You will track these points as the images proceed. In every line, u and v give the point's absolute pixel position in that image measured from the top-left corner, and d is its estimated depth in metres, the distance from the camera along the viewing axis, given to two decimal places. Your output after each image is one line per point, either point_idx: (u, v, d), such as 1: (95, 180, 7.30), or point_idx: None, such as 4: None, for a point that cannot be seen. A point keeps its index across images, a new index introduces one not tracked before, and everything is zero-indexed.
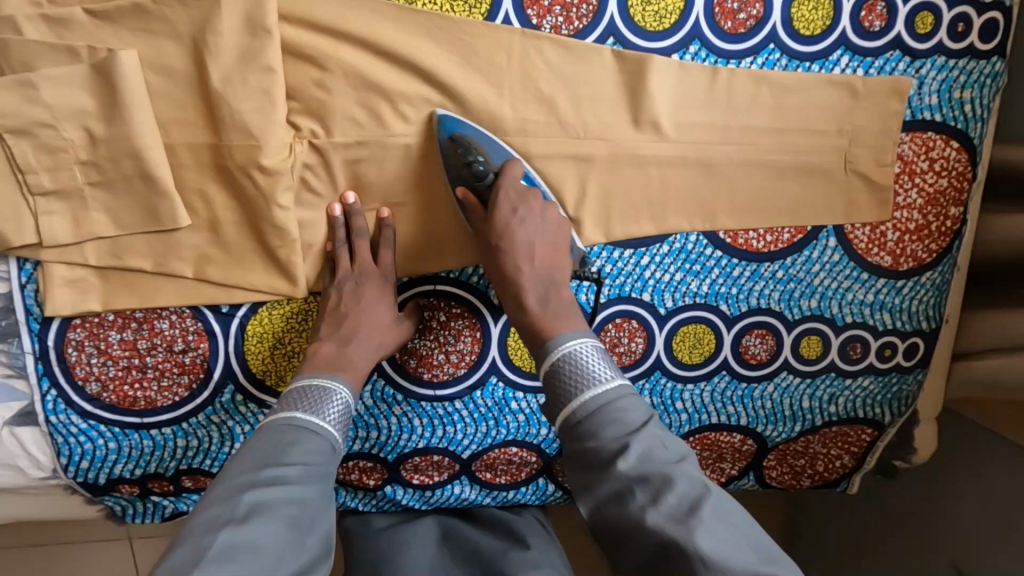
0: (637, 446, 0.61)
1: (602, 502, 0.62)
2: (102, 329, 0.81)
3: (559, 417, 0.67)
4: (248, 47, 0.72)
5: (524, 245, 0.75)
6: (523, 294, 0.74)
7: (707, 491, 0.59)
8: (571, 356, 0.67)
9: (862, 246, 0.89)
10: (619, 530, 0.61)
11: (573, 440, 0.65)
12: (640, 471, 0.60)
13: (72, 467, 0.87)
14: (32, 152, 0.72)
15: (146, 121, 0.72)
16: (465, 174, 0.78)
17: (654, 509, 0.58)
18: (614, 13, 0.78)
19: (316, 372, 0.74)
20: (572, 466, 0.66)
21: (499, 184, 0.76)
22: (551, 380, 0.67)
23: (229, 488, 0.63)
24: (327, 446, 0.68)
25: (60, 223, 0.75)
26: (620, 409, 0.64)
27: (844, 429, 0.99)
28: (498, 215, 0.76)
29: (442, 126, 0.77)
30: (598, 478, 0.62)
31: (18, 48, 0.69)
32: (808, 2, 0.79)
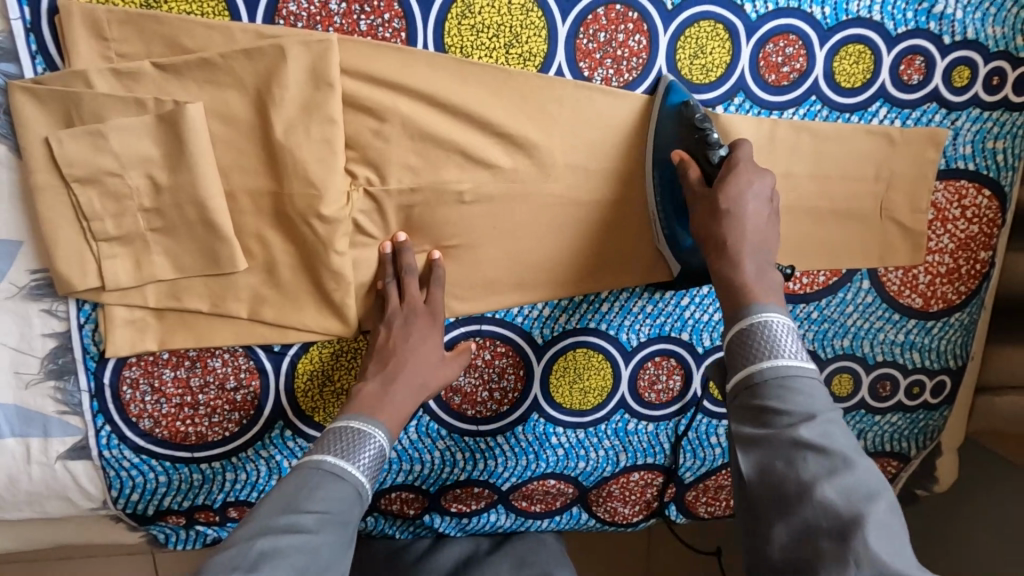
0: (826, 423, 0.59)
1: (766, 461, 0.59)
2: (157, 366, 0.83)
3: (740, 370, 0.63)
4: (311, 100, 0.73)
5: (755, 219, 0.70)
6: (742, 258, 0.68)
7: (886, 489, 0.57)
8: (780, 325, 0.63)
9: (895, 288, 0.92)
10: (776, 496, 0.58)
11: (750, 396, 0.62)
12: (823, 444, 0.57)
13: (123, 499, 0.89)
14: (98, 200, 0.74)
15: (210, 170, 0.74)
16: (693, 141, 0.75)
17: (831, 485, 0.56)
18: (662, 67, 0.79)
19: (354, 415, 0.74)
20: (737, 419, 0.62)
21: (727, 160, 0.72)
22: (744, 335, 0.64)
23: (244, 531, 0.63)
24: (350, 493, 0.68)
25: (121, 267, 0.77)
26: (813, 388, 0.61)
27: (870, 462, 1.02)
28: (731, 179, 0.70)
29: (670, 93, 0.79)
30: (771, 438, 0.59)
31: (89, 100, 0.70)
32: (850, 56, 0.81)
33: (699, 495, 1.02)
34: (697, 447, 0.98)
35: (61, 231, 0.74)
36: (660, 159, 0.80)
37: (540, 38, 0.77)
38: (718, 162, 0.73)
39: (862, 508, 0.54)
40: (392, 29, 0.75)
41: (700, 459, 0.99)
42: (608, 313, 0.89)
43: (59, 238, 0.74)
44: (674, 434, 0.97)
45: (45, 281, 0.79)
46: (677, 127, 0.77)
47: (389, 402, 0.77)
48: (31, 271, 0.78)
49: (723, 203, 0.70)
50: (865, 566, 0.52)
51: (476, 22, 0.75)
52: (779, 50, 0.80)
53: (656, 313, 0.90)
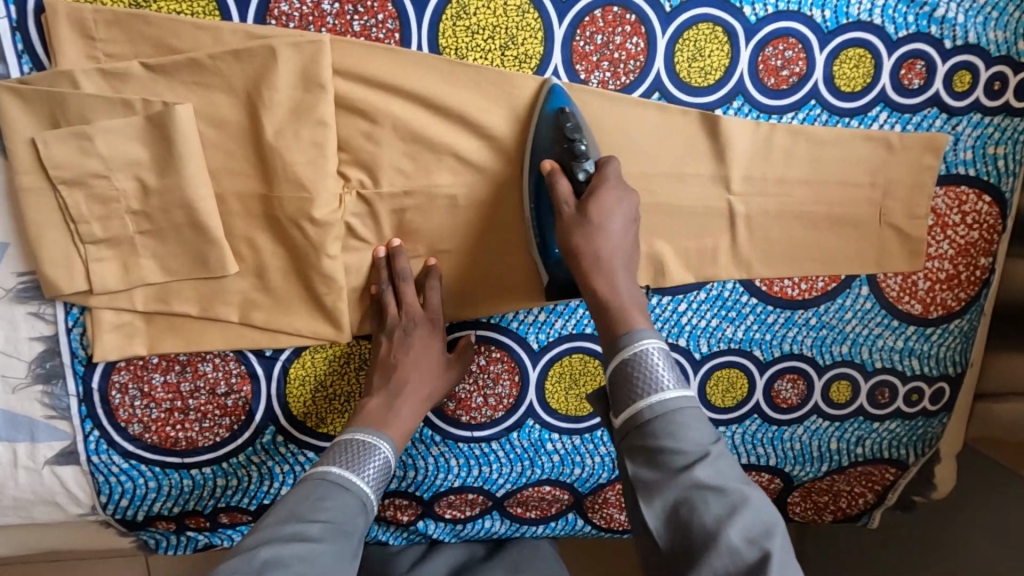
0: (717, 458, 0.58)
1: (668, 508, 0.57)
2: (146, 371, 0.82)
3: (630, 409, 0.62)
4: (303, 102, 0.72)
5: (622, 238, 0.71)
6: (615, 279, 0.69)
7: (778, 519, 0.57)
8: (660, 354, 0.62)
9: (893, 294, 0.91)
10: (682, 543, 0.56)
11: (643, 436, 0.60)
12: (718, 482, 0.57)
13: (112, 504, 0.88)
14: (85, 203, 0.72)
15: (199, 172, 0.73)
16: (563, 151, 0.74)
17: (732, 526, 0.54)
18: (660, 70, 0.78)
19: (360, 427, 0.75)
20: (633, 463, 0.60)
21: (594, 175, 0.73)
22: (630, 372, 0.62)
23: (248, 541, 0.64)
24: (355, 503, 0.69)
25: (109, 270, 0.75)
26: (699, 419, 0.61)
27: (868, 468, 1.01)
28: (601, 195, 0.71)
29: (551, 98, 0.76)
30: (669, 481, 0.57)
31: (75, 101, 0.69)
32: (850, 60, 0.80)
33: None
34: None
35: (48, 234, 0.73)
36: (534, 166, 0.77)
37: (535, 40, 0.76)
38: (585, 179, 0.73)
39: (763, 546, 0.54)
40: (386, 30, 0.73)
41: None
42: None
43: (46, 240, 0.73)
44: None
45: (32, 284, 0.78)
46: (550, 132, 0.75)
47: (396, 416, 0.77)
48: (18, 274, 0.77)
49: (592, 218, 0.70)
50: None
51: (471, 24, 0.74)
52: (778, 54, 0.79)
53: (653, 319, 0.88)
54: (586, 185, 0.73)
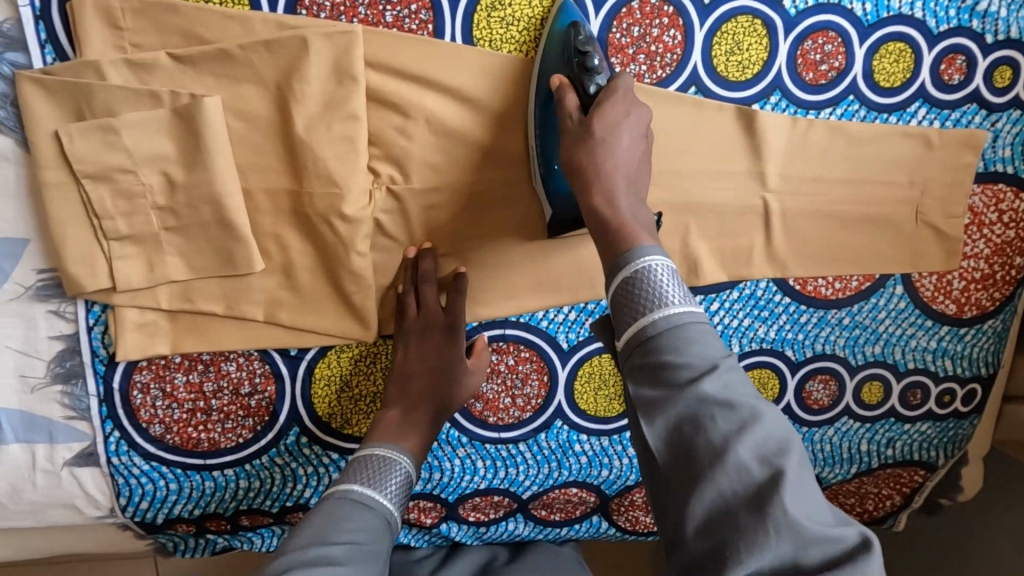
0: (727, 372, 0.52)
1: (671, 426, 0.52)
2: (168, 371, 0.80)
3: (631, 326, 0.55)
4: (334, 95, 0.70)
5: (629, 154, 0.63)
6: (617, 195, 0.61)
7: (793, 436, 0.51)
8: (666, 268, 0.56)
9: (928, 294, 0.89)
10: (684, 462, 0.51)
11: (646, 355, 0.54)
12: (727, 397, 0.50)
13: (131, 507, 0.86)
14: (109, 198, 0.70)
15: (227, 167, 0.71)
16: (570, 65, 0.67)
17: (742, 443, 0.49)
18: (697, 63, 0.76)
19: (379, 442, 0.75)
20: (635, 382, 0.54)
21: (605, 88, 0.65)
22: (630, 287, 0.55)
23: (274, 566, 0.61)
24: (379, 521, 0.68)
25: (133, 267, 0.73)
26: (709, 333, 0.54)
27: (897, 470, 1.00)
28: (608, 108, 0.63)
29: (561, 15, 0.70)
30: (674, 398, 0.51)
31: (101, 93, 0.67)
32: (890, 55, 0.78)
33: None
34: None
35: (71, 230, 0.71)
36: (543, 88, 0.71)
37: None
38: (595, 92, 0.65)
39: (777, 464, 0.48)
40: (419, 22, 0.71)
41: None
42: None
43: (69, 236, 0.71)
44: None
45: (52, 281, 0.76)
46: (559, 53, 0.70)
47: (411, 428, 0.77)
48: (38, 271, 0.75)
49: (597, 131, 0.62)
50: (785, 535, 0.46)
51: (506, 15, 0.72)
52: (818, 48, 0.77)
53: None
54: (594, 98, 0.65)
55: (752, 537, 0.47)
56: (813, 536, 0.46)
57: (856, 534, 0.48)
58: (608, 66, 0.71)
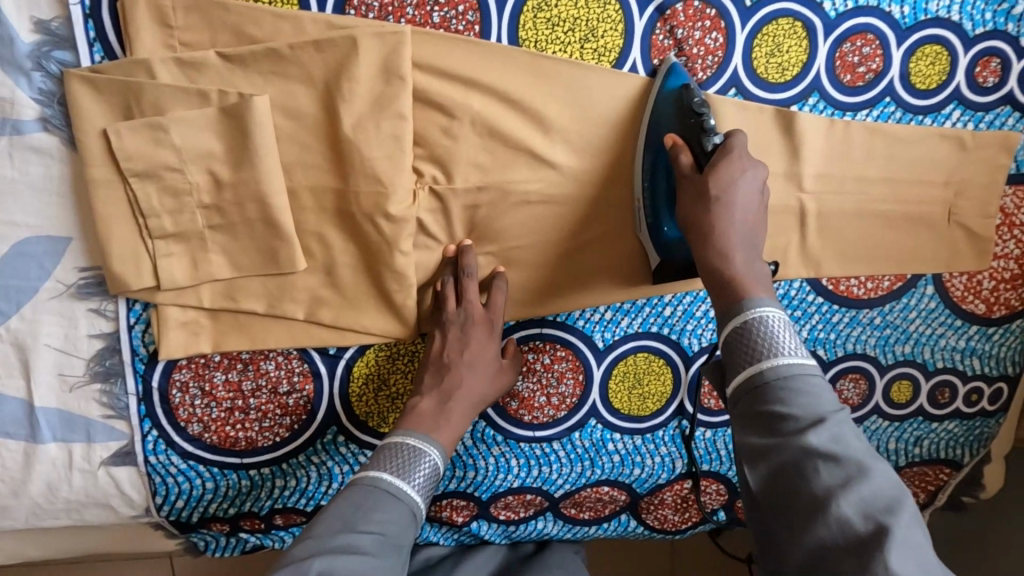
0: (837, 426, 0.52)
1: (774, 473, 0.53)
2: (207, 369, 0.80)
3: (741, 373, 0.57)
4: (381, 95, 0.71)
5: (746, 209, 0.64)
6: (732, 248, 0.62)
7: (908, 497, 0.50)
8: (778, 322, 0.57)
9: (958, 294, 0.90)
10: (785, 509, 0.52)
11: (753, 403, 0.55)
12: (834, 451, 0.51)
13: (167, 506, 0.86)
14: (156, 196, 0.70)
15: (273, 165, 0.71)
16: (688, 126, 0.69)
17: (846, 497, 0.49)
18: (738, 65, 0.77)
19: (409, 431, 0.73)
20: (741, 428, 0.56)
21: (721, 147, 0.66)
22: (741, 338, 0.57)
23: (301, 551, 0.62)
24: (406, 513, 0.67)
25: (177, 266, 0.73)
26: (821, 387, 0.54)
27: (923, 469, 1.01)
28: (723, 167, 0.64)
29: (671, 76, 0.74)
30: (779, 447, 0.53)
31: (149, 91, 0.67)
32: (927, 57, 0.79)
33: None
34: None
35: (117, 228, 0.71)
36: (652, 142, 0.74)
37: (616, 33, 0.74)
38: (712, 150, 0.66)
39: (885, 522, 0.48)
40: (466, 22, 0.72)
41: None
42: (670, 316, 0.87)
43: (114, 234, 0.71)
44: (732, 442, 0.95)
45: (94, 279, 0.76)
46: (674, 111, 0.71)
47: (446, 422, 0.76)
48: (80, 269, 0.75)
49: (711, 190, 0.63)
50: None
51: (553, 16, 0.73)
52: (856, 50, 0.78)
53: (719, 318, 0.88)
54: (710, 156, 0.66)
55: None
56: None
57: None
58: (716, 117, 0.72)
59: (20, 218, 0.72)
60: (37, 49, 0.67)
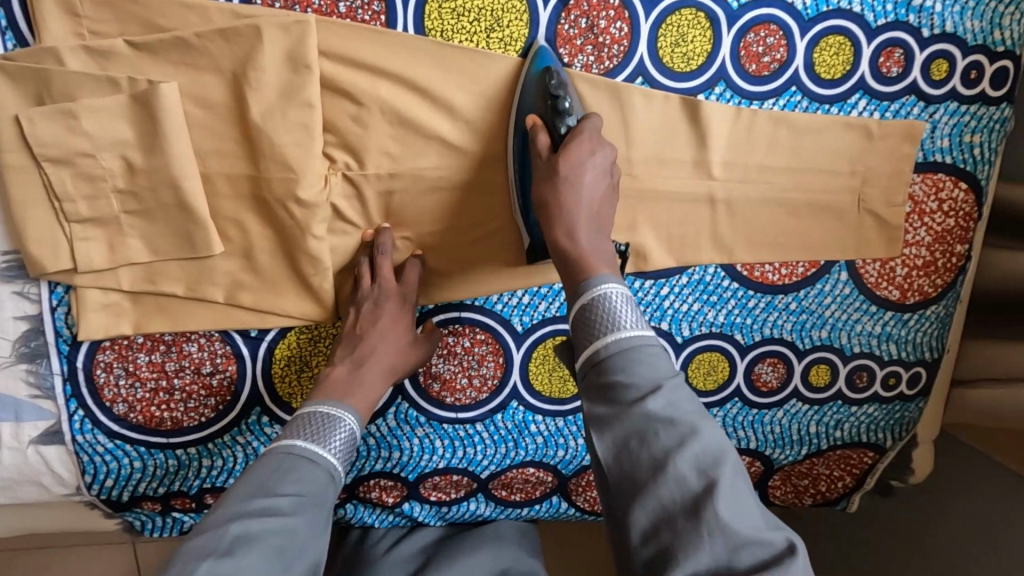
0: (671, 391, 0.60)
1: (620, 440, 0.59)
2: (131, 351, 0.82)
3: (589, 349, 0.63)
4: (289, 84, 0.73)
5: (592, 191, 0.71)
6: (578, 227, 0.70)
7: (729, 449, 0.58)
8: (618, 297, 0.63)
9: (872, 280, 0.92)
10: (632, 473, 0.58)
11: (599, 375, 0.62)
12: (668, 415, 0.58)
13: (97, 484, 0.88)
14: (70, 181, 0.73)
15: (185, 152, 0.73)
16: (546, 108, 0.75)
17: (680, 457, 0.56)
18: (644, 54, 0.79)
19: (321, 400, 0.75)
20: (590, 400, 0.62)
21: (574, 130, 0.73)
22: (588, 316, 0.64)
23: (217, 515, 0.63)
24: (325, 475, 0.69)
25: (95, 249, 0.76)
26: (656, 355, 0.62)
27: (846, 452, 1.03)
28: (574, 148, 0.71)
29: (538, 58, 0.76)
30: (623, 416, 0.59)
31: (59, 79, 0.69)
32: (830, 48, 0.81)
33: None
34: None
35: (33, 213, 0.73)
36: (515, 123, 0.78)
37: (521, 23, 0.76)
38: (565, 133, 0.74)
39: (712, 475, 0.56)
40: (372, 12, 0.74)
41: None
42: None
43: (30, 219, 0.74)
44: None
45: (16, 262, 0.78)
46: (534, 94, 0.76)
47: (359, 389, 0.77)
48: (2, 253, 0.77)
49: (563, 170, 0.71)
50: (717, 536, 0.53)
51: (457, 6, 0.75)
52: (760, 40, 0.80)
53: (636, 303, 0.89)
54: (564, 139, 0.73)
55: (688, 539, 0.54)
56: (743, 538, 0.53)
57: (784, 536, 0.56)
58: (574, 99, 0.78)
59: None
60: None
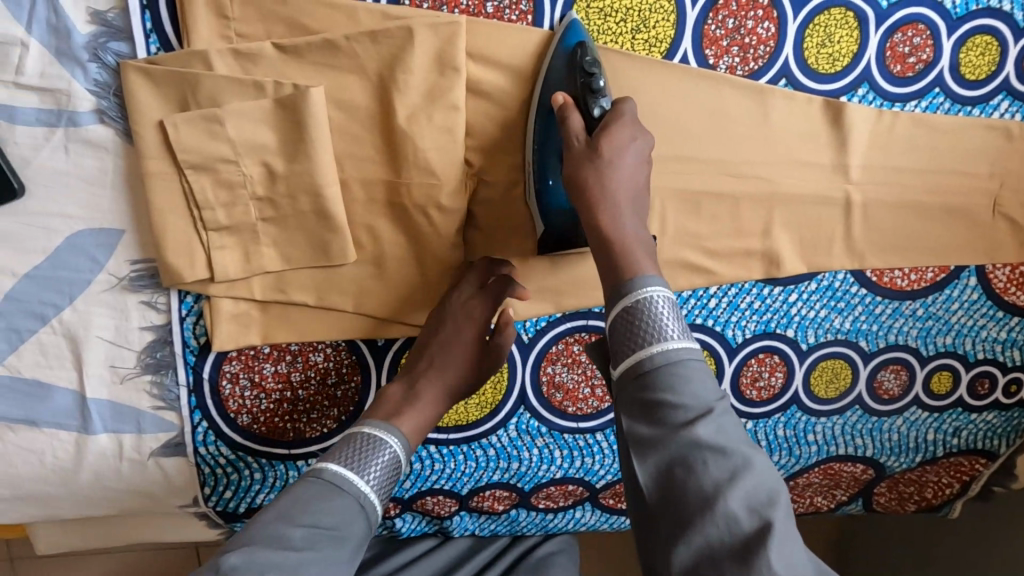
0: (720, 416, 0.54)
1: (663, 466, 0.53)
2: (257, 361, 0.80)
3: (630, 359, 0.57)
4: (435, 87, 0.71)
5: (633, 176, 0.64)
6: (622, 215, 0.62)
7: (780, 486, 0.53)
8: (665, 303, 0.57)
9: (1001, 285, 0.90)
10: (676, 507, 0.52)
11: (642, 390, 0.55)
12: (720, 443, 0.52)
13: (215, 496, 0.86)
14: (211, 188, 0.70)
15: (328, 158, 0.71)
16: (578, 86, 0.67)
17: (733, 492, 0.50)
18: (789, 56, 0.77)
19: (369, 421, 0.71)
20: (629, 417, 0.56)
21: (610, 112, 0.66)
22: (630, 320, 0.57)
23: (229, 542, 0.60)
24: (350, 505, 0.64)
25: (230, 258, 0.73)
26: (703, 374, 0.56)
27: (958, 459, 1.01)
28: (615, 131, 0.64)
29: (570, 32, 0.70)
30: (669, 440, 0.53)
31: (207, 83, 0.67)
32: (977, 48, 0.79)
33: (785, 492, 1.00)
34: (794, 445, 0.95)
35: (171, 220, 0.71)
36: (543, 104, 0.71)
37: (668, 23, 0.74)
38: (599, 115, 0.66)
39: (766, 516, 0.50)
40: (519, 12, 0.72)
41: (795, 457, 0.96)
42: (715, 308, 0.86)
43: (168, 227, 0.71)
44: (773, 432, 0.94)
45: (146, 272, 0.76)
46: (565, 71, 0.69)
47: (412, 406, 0.74)
48: (132, 262, 0.75)
49: (604, 152, 0.63)
50: None
51: (606, 6, 0.73)
52: (907, 40, 0.78)
53: (763, 310, 0.87)
54: (600, 121, 0.66)
55: None
56: None
57: None
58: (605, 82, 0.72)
59: (74, 210, 0.72)
60: (93, 40, 0.67)
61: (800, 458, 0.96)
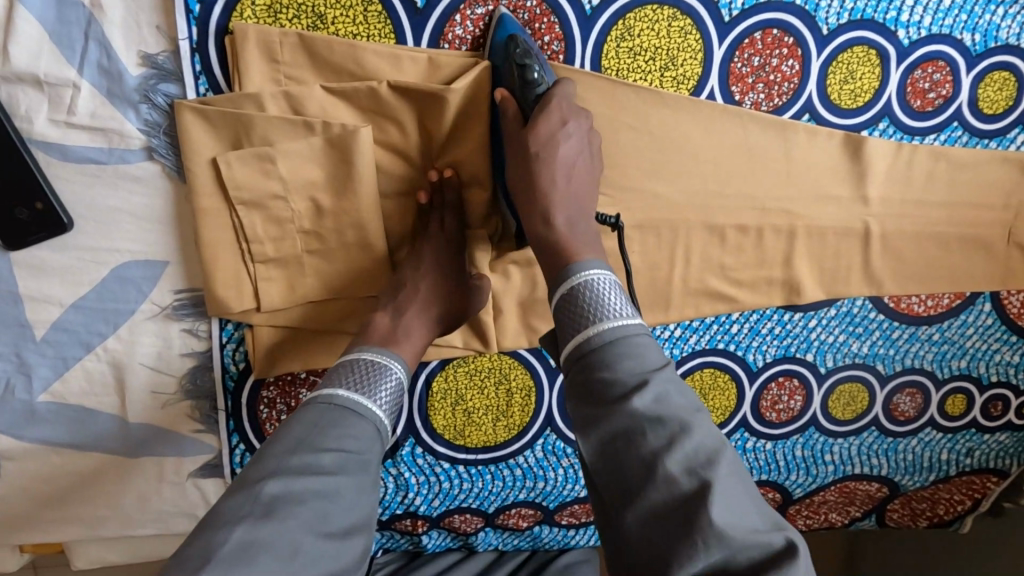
0: (657, 385, 0.56)
1: (605, 441, 0.55)
2: (294, 387, 0.84)
3: (571, 343, 0.59)
4: (473, 126, 0.74)
5: (565, 165, 0.68)
6: (552, 211, 0.67)
7: (724, 446, 0.55)
8: (600, 286, 0.60)
9: (1015, 310, 0.93)
10: (621, 473, 0.54)
11: (583, 371, 0.58)
12: (657, 412, 0.54)
13: None
14: (260, 223, 0.73)
15: (372, 194, 0.73)
16: (515, 76, 0.69)
17: (671, 456, 0.52)
18: (812, 92, 0.79)
19: (364, 347, 0.67)
20: (574, 398, 0.58)
21: (544, 96, 0.69)
22: (569, 306, 0.60)
23: (253, 471, 0.56)
24: (372, 431, 0.62)
25: (276, 289, 0.76)
26: (641, 347, 0.58)
27: (970, 476, 1.02)
28: (541, 125, 0.67)
29: (502, 27, 0.71)
30: (607, 415, 0.55)
31: (260, 125, 0.69)
32: (995, 83, 0.81)
33: (801, 509, 1.01)
34: (811, 464, 0.97)
35: (220, 254, 0.73)
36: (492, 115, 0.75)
37: (695, 62, 0.76)
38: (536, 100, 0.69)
39: (705, 475, 0.52)
40: (551, 52, 0.74)
41: (812, 476, 0.98)
42: (737, 334, 0.88)
43: (216, 260, 0.73)
44: (791, 452, 0.96)
45: (189, 300, 0.78)
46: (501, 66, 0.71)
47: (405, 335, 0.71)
48: (176, 291, 0.77)
49: (531, 148, 0.68)
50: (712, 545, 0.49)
51: (635, 45, 0.75)
52: (927, 76, 0.80)
53: (785, 334, 0.90)
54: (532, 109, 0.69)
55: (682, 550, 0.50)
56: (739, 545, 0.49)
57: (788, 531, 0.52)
58: (548, 66, 0.73)
59: (123, 244, 0.74)
60: (144, 82, 0.70)
61: (818, 477, 0.98)
